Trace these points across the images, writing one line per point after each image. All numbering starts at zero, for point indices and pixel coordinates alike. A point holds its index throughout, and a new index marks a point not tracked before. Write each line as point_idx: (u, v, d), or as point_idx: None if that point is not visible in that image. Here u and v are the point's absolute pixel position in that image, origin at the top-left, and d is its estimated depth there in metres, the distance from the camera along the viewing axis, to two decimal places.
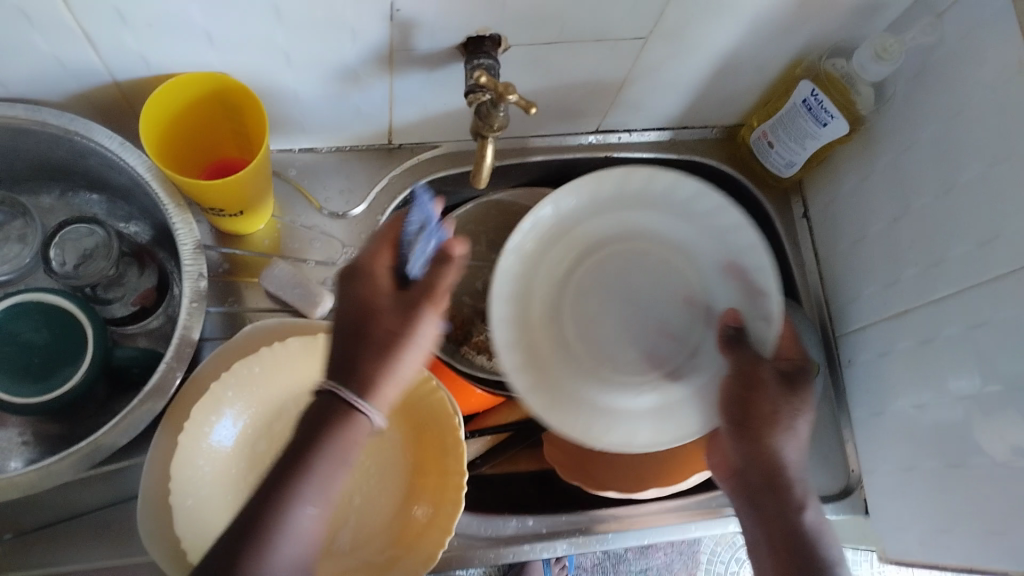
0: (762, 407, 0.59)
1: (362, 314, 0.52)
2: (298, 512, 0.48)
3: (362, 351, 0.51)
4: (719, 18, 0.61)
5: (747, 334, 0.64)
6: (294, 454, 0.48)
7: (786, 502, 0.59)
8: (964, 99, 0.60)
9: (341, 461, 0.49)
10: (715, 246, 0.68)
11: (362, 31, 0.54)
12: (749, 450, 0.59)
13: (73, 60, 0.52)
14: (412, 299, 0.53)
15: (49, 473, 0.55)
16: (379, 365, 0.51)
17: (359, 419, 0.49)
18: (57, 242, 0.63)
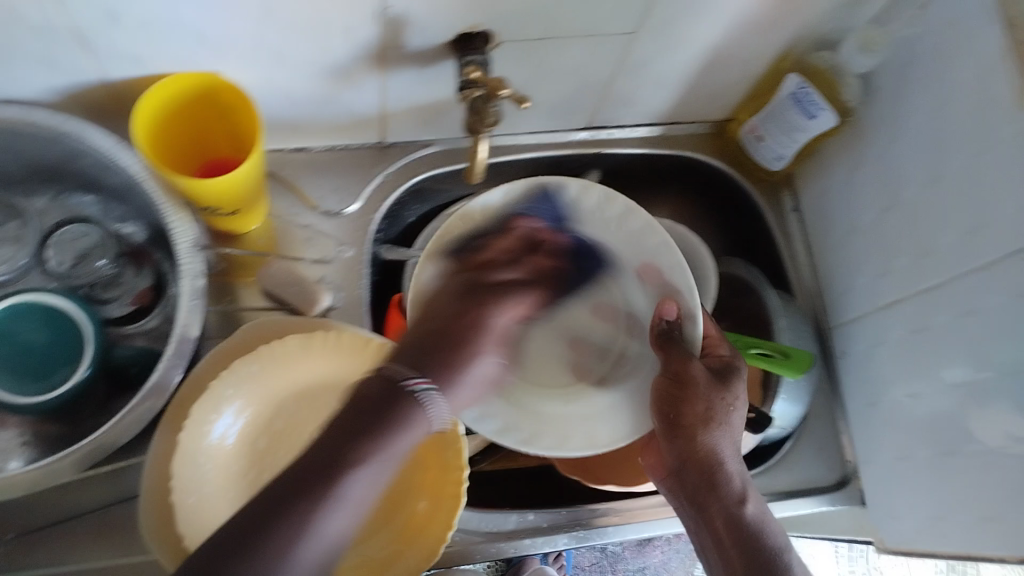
0: (688, 396, 0.60)
1: (454, 316, 0.60)
2: (329, 521, 0.48)
3: (451, 334, 0.58)
4: (706, 12, 0.62)
5: (682, 328, 0.63)
6: (297, 478, 0.48)
7: (725, 498, 0.60)
8: (949, 89, 0.61)
9: (381, 472, 0.50)
10: (633, 253, 0.69)
11: (353, 30, 0.55)
12: (685, 450, 0.60)
13: (67, 61, 0.53)
14: (441, 336, 0.58)
15: (51, 471, 0.56)
16: (444, 364, 0.56)
17: (413, 402, 0.51)
18: (55, 242, 0.65)
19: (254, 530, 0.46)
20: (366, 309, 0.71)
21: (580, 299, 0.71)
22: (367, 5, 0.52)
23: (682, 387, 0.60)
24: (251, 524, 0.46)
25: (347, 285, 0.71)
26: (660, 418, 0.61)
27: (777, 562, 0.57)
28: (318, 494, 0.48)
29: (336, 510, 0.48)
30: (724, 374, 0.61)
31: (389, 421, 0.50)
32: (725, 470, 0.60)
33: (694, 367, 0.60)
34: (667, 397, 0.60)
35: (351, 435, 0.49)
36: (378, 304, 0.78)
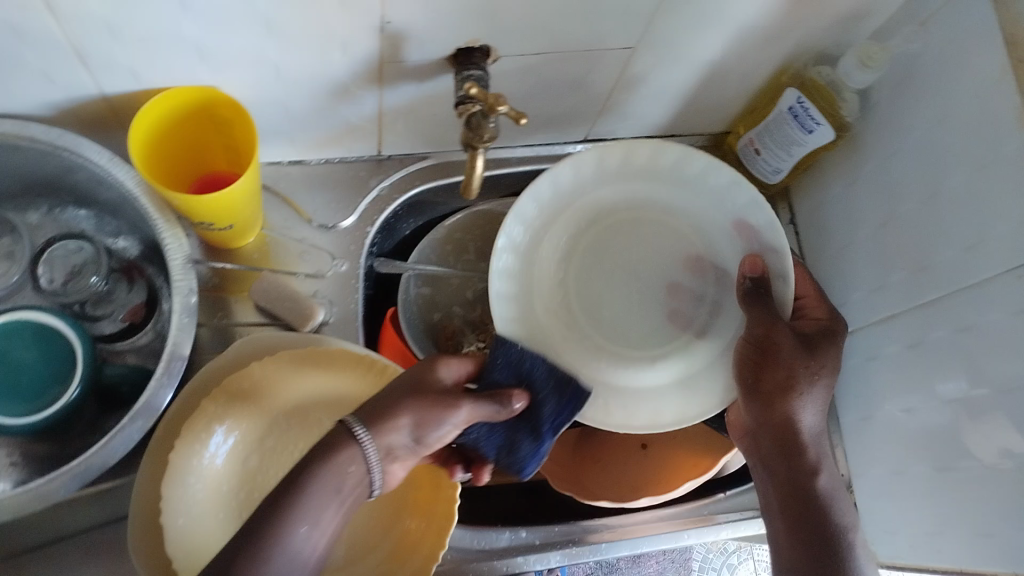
0: (775, 363, 0.60)
1: (407, 384, 0.53)
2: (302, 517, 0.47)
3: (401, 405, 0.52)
4: (706, 27, 0.62)
5: (768, 284, 0.61)
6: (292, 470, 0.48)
7: (801, 468, 0.61)
8: (947, 106, 0.61)
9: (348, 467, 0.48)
10: (720, 211, 0.66)
11: (353, 44, 0.54)
12: (765, 415, 0.61)
13: (61, 74, 0.52)
14: (407, 387, 0.53)
15: (40, 495, 0.54)
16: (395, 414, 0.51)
17: (355, 446, 0.49)
18: (46, 259, 0.64)
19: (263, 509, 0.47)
20: (360, 324, 0.70)
21: (668, 239, 0.69)
22: (368, 20, 0.51)
23: (772, 352, 0.60)
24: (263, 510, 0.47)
25: (342, 299, 0.70)
26: (745, 376, 0.61)
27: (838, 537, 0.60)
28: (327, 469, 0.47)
29: (339, 490, 0.48)
30: (829, 336, 0.63)
31: (343, 446, 0.48)
32: (807, 445, 0.62)
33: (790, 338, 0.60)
34: (754, 362, 0.61)
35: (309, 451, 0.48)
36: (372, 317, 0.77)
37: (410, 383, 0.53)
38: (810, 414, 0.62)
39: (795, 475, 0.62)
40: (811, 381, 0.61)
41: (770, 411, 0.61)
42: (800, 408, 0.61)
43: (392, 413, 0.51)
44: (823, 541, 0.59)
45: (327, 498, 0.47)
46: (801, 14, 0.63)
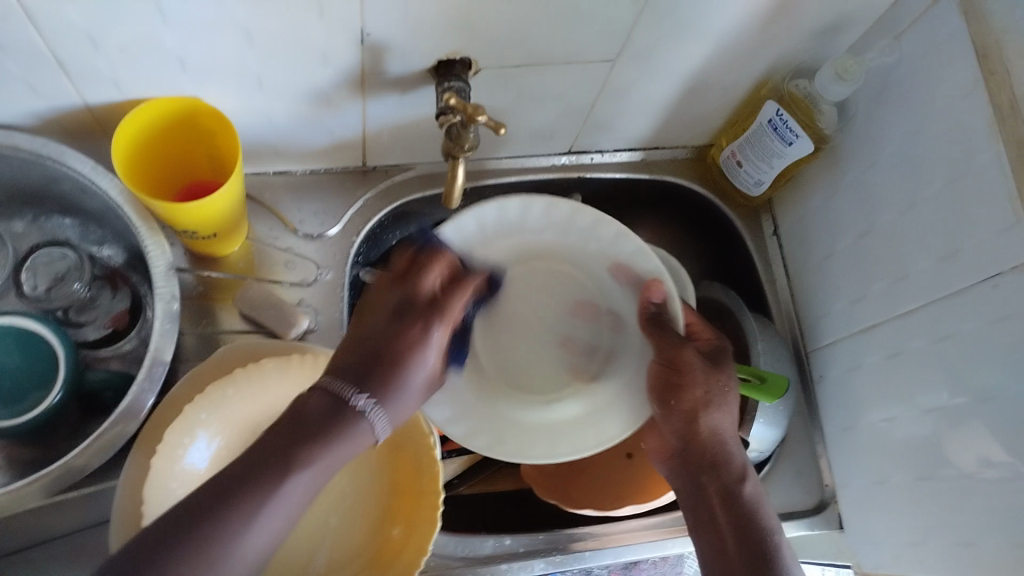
0: (686, 380, 0.61)
1: (398, 335, 0.51)
2: (305, 474, 0.45)
3: (389, 362, 0.50)
4: (684, 39, 0.63)
5: (668, 307, 0.64)
6: (297, 414, 0.46)
7: (724, 477, 0.59)
8: (923, 118, 0.62)
9: (351, 450, 0.46)
10: (596, 253, 0.69)
11: (334, 55, 0.55)
12: (686, 430, 0.60)
13: (45, 84, 0.53)
14: (371, 362, 0.50)
15: (19, 497, 0.55)
16: (387, 382, 0.49)
17: (359, 417, 0.47)
18: (29, 266, 0.64)
19: (274, 456, 0.45)
20: (344, 332, 0.70)
21: (560, 290, 0.70)
22: (348, 31, 0.52)
23: (676, 364, 0.61)
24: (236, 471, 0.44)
25: (326, 307, 0.71)
26: (658, 399, 0.62)
27: (771, 540, 0.57)
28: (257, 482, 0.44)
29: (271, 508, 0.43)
30: (719, 355, 0.63)
31: (339, 424, 0.46)
32: (734, 455, 0.60)
33: (695, 352, 0.61)
34: (667, 382, 0.62)
35: (309, 421, 0.46)
36: None
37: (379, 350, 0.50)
38: (723, 421, 0.61)
39: (711, 482, 0.60)
40: (717, 398, 0.60)
41: (692, 425, 0.60)
42: (719, 425, 0.60)
43: (390, 368, 0.50)
44: (746, 543, 0.56)
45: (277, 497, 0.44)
46: (777, 28, 0.64)
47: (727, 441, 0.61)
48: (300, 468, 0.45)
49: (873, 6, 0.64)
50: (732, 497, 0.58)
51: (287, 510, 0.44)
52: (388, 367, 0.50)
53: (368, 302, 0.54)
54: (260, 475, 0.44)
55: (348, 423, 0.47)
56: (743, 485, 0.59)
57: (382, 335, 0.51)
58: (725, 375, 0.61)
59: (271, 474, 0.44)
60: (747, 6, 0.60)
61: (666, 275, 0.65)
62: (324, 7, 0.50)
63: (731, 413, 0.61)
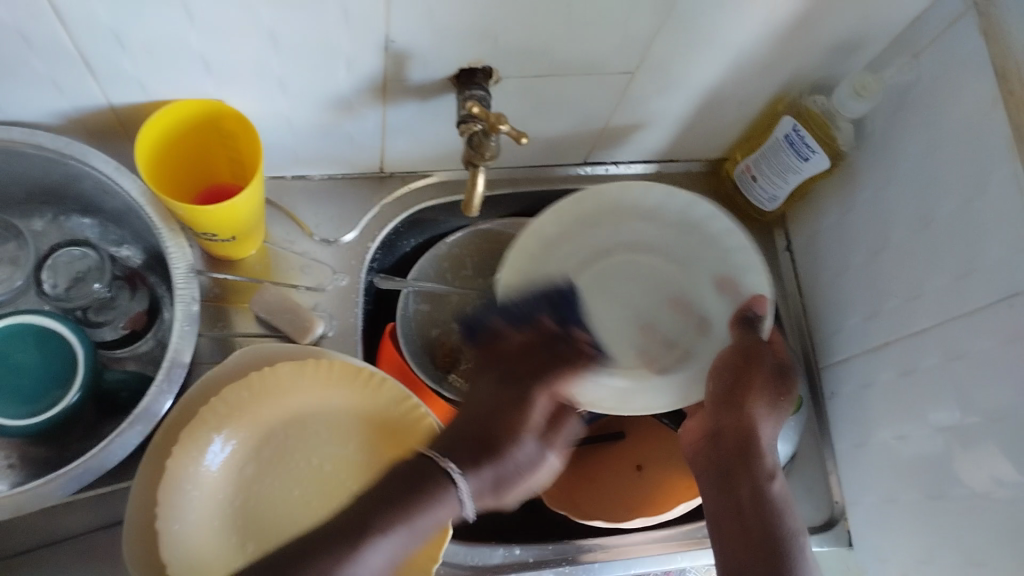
0: (747, 371, 0.64)
1: (507, 411, 0.58)
2: (385, 541, 0.49)
3: (492, 436, 0.56)
4: (702, 54, 0.63)
5: (762, 321, 0.67)
6: (394, 474, 0.52)
7: (756, 473, 0.62)
8: (940, 137, 0.62)
9: (443, 512, 0.51)
10: (703, 252, 0.72)
11: (358, 61, 0.55)
12: (735, 421, 0.63)
13: (71, 84, 0.54)
14: (472, 438, 0.56)
15: (37, 495, 0.55)
16: (471, 455, 0.55)
17: (449, 484, 0.52)
18: (50, 266, 0.65)
19: (358, 520, 0.49)
20: (358, 337, 0.71)
21: (659, 287, 0.73)
22: (373, 38, 0.53)
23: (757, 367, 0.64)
24: (327, 529, 0.49)
25: (341, 312, 0.71)
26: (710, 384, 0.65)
27: (791, 539, 0.60)
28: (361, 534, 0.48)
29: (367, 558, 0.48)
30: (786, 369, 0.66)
31: (433, 490, 0.51)
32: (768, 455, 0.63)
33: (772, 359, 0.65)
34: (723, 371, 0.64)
35: (393, 487, 0.51)
36: (370, 333, 0.77)
37: (477, 436, 0.56)
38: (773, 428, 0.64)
39: (739, 482, 0.62)
40: (773, 405, 0.64)
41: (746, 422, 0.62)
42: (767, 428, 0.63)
43: (489, 462, 0.55)
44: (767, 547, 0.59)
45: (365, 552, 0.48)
46: (796, 44, 0.64)
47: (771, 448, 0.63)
48: (383, 529, 0.49)
49: (891, 23, 0.64)
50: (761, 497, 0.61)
51: (369, 571, 0.48)
52: (487, 461, 0.55)
53: (505, 362, 0.60)
54: (351, 537, 0.48)
55: (444, 491, 0.51)
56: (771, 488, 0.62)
57: (493, 407, 0.58)
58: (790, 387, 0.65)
59: (358, 538, 0.48)
60: (766, 21, 0.60)
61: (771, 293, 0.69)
62: (350, 14, 0.50)
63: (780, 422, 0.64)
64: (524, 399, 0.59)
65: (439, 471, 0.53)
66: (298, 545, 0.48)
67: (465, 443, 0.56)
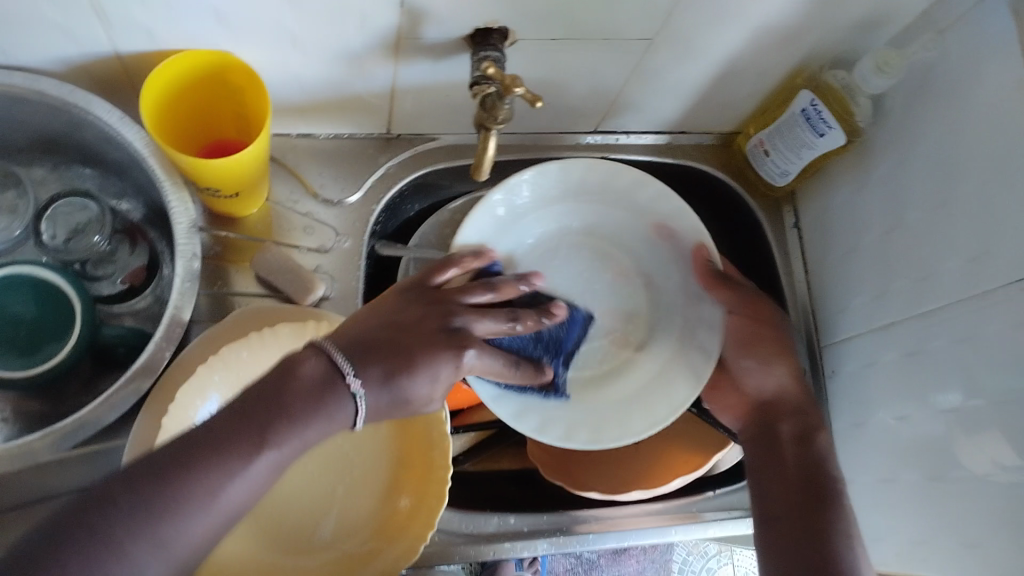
0: (755, 334, 0.68)
1: (416, 321, 0.53)
2: (271, 456, 0.45)
3: (412, 339, 0.52)
4: (723, 23, 0.62)
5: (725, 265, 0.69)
6: (289, 377, 0.47)
7: (805, 424, 0.65)
8: (960, 117, 0.61)
9: (325, 432, 0.47)
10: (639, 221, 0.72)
11: (370, 17, 0.54)
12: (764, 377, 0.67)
13: (75, 30, 0.52)
14: (381, 339, 0.52)
15: (31, 449, 0.54)
16: (383, 366, 0.50)
17: (348, 396, 0.48)
18: (49, 215, 0.63)
19: (239, 427, 0.45)
20: (360, 301, 0.70)
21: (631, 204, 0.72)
22: None
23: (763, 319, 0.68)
24: (206, 436, 0.44)
25: (343, 275, 0.70)
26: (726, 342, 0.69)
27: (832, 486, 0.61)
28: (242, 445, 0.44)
29: (240, 476, 0.44)
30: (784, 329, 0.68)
31: (320, 401, 0.47)
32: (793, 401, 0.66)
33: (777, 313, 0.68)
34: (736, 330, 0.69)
35: (278, 392, 0.46)
36: (372, 297, 0.76)
37: (380, 335, 0.52)
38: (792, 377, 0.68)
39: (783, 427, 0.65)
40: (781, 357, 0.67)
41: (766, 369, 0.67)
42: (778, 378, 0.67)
43: (383, 360, 0.50)
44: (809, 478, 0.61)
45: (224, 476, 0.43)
46: (819, 16, 0.63)
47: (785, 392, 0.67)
48: (272, 446, 0.45)
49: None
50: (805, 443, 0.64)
51: (247, 492, 0.44)
52: (383, 359, 0.50)
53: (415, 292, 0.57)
54: (236, 445, 0.44)
55: (347, 390, 0.48)
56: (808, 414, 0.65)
57: (414, 320, 0.53)
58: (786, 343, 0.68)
59: (244, 446, 0.44)
60: None
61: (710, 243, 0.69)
62: None
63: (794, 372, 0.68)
64: (453, 325, 0.54)
65: (334, 364, 0.49)
66: (164, 453, 0.43)
67: (376, 350, 0.50)
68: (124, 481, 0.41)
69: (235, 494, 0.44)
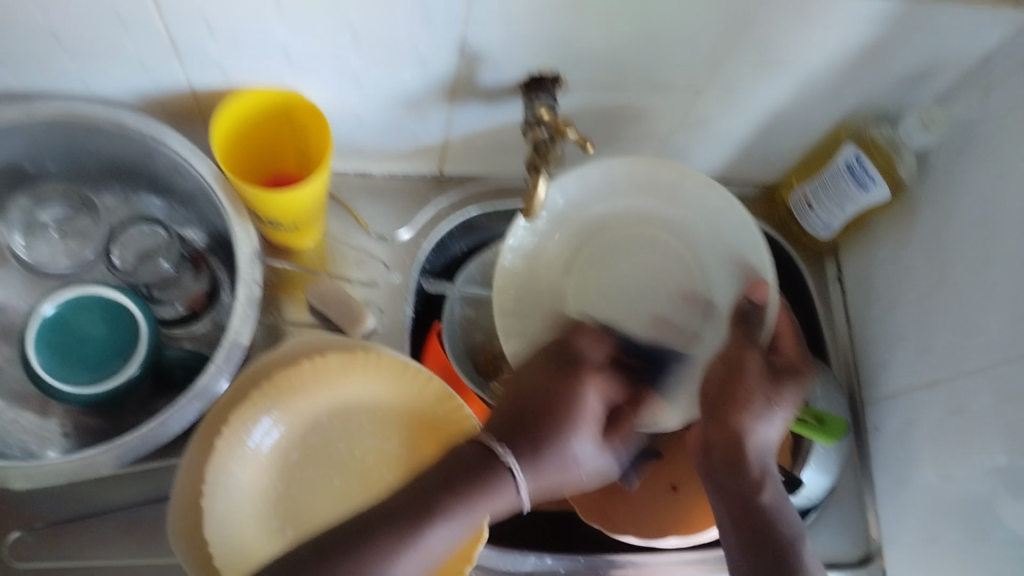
0: (736, 389, 0.60)
1: (553, 395, 0.58)
2: (443, 530, 0.50)
3: (550, 428, 0.56)
4: (768, 76, 0.64)
5: (759, 313, 0.63)
6: (453, 465, 0.52)
7: (745, 484, 0.59)
8: (1005, 172, 0.62)
9: (490, 510, 0.52)
10: (716, 242, 0.69)
11: (430, 60, 0.57)
12: (720, 431, 0.60)
13: (156, 66, 0.56)
14: (523, 415, 0.57)
15: (94, 463, 0.56)
16: (532, 448, 0.55)
17: (510, 480, 0.53)
18: (120, 241, 0.68)
19: (413, 509, 0.50)
20: (407, 334, 0.71)
21: (677, 270, 0.70)
22: (449, 38, 0.54)
23: (737, 376, 0.60)
24: (388, 512, 0.50)
25: (392, 308, 0.72)
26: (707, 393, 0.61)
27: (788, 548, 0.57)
28: (393, 538, 0.49)
29: (415, 552, 0.49)
30: (784, 378, 0.61)
31: (488, 483, 0.52)
32: (757, 466, 0.59)
33: (761, 368, 0.60)
34: (720, 382, 0.61)
35: (449, 472, 0.52)
36: (418, 333, 0.78)
37: (523, 411, 0.57)
38: (770, 431, 0.60)
39: (729, 481, 0.59)
40: (768, 421, 0.60)
41: (727, 417, 0.59)
42: (759, 435, 0.59)
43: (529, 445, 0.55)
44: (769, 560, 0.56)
45: (407, 552, 0.49)
46: (862, 71, 0.65)
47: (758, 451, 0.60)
48: (440, 517, 0.50)
49: (961, 57, 0.64)
50: (747, 501, 0.58)
51: (430, 554, 0.50)
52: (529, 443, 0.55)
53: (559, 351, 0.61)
54: (403, 525, 0.49)
55: (495, 479, 0.52)
56: (764, 485, 0.59)
57: (538, 397, 0.58)
58: (775, 390, 0.60)
59: (414, 523, 0.50)
60: (835, 47, 0.61)
61: (771, 277, 0.65)
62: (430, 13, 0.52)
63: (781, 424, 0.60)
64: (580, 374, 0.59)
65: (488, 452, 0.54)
66: (328, 537, 0.48)
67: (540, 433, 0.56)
68: (293, 562, 0.47)
69: (403, 569, 0.49)
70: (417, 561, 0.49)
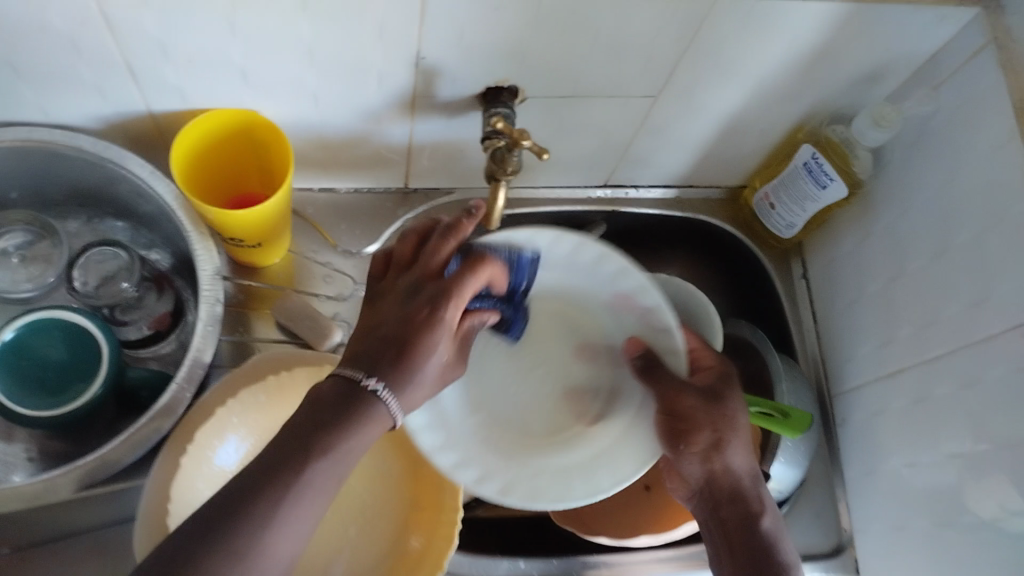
0: (692, 424, 0.57)
1: (410, 321, 0.48)
2: (324, 465, 0.44)
3: (398, 355, 0.47)
4: (726, 81, 0.65)
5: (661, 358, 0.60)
6: (311, 406, 0.45)
7: (744, 513, 0.58)
8: (958, 168, 0.63)
9: (372, 434, 0.46)
10: (603, 291, 0.65)
11: (388, 76, 0.57)
12: (694, 470, 0.59)
13: (113, 91, 0.56)
14: (386, 348, 0.47)
15: (55, 485, 0.56)
16: (391, 368, 0.47)
17: (375, 400, 0.46)
18: (81, 263, 0.66)
19: (293, 445, 0.44)
20: None
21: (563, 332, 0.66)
22: (405, 55, 0.55)
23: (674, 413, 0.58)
24: (268, 463, 0.43)
25: None
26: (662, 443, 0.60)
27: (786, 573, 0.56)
28: (285, 485, 0.43)
29: (298, 502, 0.43)
30: (716, 398, 0.58)
31: (353, 408, 0.45)
32: (754, 489, 0.59)
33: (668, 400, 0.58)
34: (669, 428, 0.58)
35: (325, 406, 0.45)
36: None
37: (377, 345, 0.48)
38: (746, 460, 0.59)
39: (726, 521, 0.58)
40: (728, 454, 0.58)
41: (705, 457, 0.58)
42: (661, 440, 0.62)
43: (389, 364, 0.47)
44: None
45: (291, 506, 0.42)
46: (816, 74, 0.66)
47: (729, 480, 0.58)
48: (316, 456, 0.44)
49: (911, 58, 0.65)
50: (750, 531, 0.57)
51: (313, 505, 0.44)
52: (389, 364, 0.47)
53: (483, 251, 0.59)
54: (288, 470, 0.43)
55: (365, 402, 0.45)
56: (757, 503, 0.58)
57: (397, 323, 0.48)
58: (722, 409, 0.58)
59: (292, 467, 0.43)
60: (786, 51, 0.62)
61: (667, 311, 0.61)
62: (384, 30, 0.52)
63: (740, 449, 0.58)
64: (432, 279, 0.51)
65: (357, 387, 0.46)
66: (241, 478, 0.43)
67: (377, 355, 0.47)
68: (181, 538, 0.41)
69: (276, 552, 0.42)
70: (307, 509, 0.43)
